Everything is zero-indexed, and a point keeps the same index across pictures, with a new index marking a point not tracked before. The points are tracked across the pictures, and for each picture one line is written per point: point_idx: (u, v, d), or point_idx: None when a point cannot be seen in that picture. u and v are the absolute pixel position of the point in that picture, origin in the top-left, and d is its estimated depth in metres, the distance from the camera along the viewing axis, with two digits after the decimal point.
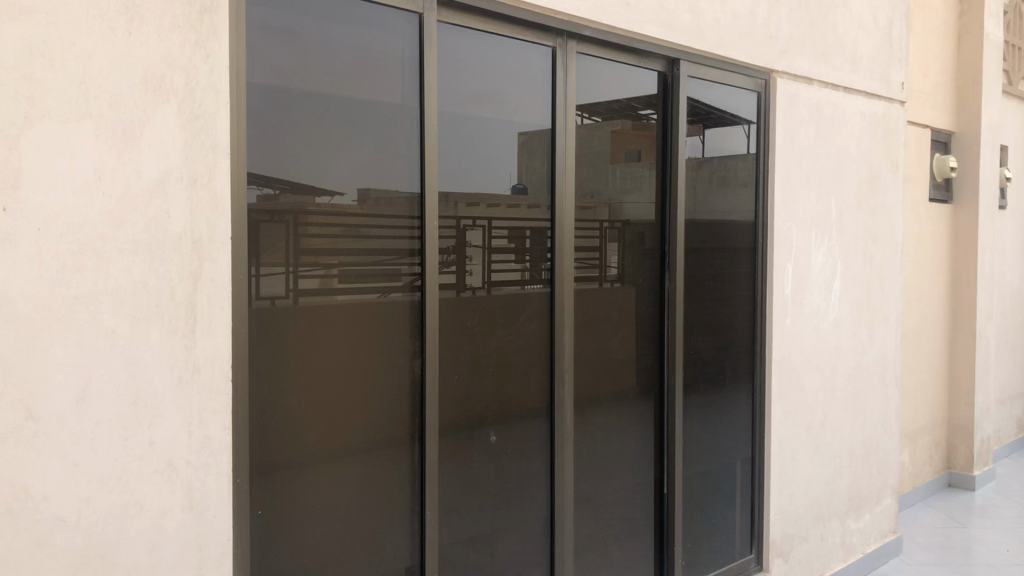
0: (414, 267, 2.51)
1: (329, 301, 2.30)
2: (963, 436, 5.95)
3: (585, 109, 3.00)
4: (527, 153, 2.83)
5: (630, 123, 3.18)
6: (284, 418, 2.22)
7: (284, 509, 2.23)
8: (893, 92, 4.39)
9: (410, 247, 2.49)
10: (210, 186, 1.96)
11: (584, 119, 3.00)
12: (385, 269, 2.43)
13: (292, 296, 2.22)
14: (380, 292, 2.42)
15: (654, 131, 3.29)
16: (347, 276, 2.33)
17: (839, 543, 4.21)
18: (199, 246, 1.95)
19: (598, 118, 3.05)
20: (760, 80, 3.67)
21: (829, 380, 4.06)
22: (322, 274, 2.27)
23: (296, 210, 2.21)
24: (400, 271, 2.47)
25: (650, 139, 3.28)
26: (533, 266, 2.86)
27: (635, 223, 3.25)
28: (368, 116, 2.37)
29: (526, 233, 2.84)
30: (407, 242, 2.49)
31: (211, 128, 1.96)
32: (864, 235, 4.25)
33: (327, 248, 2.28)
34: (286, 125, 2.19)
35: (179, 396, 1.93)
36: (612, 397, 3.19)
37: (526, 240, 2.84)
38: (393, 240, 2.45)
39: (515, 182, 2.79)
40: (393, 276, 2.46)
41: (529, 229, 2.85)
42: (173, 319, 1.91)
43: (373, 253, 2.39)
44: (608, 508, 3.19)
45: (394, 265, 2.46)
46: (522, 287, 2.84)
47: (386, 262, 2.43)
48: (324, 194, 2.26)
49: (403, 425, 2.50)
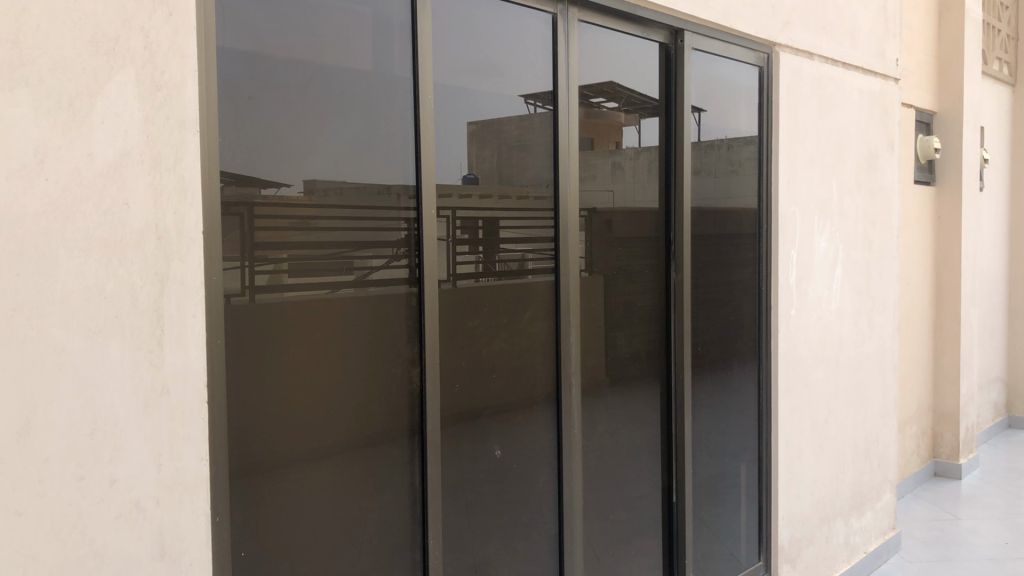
0: (370, 261, 2.10)
1: (283, 301, 1.91)
2: (949, 425, 5.82)
3: (537, 96, 2.56)
4: (476, 142, 2.37)
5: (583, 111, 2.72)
6: (267, 442, 1.90)
7: (267, 522, 1.91)
8: (889, 69, 4.18)
9: (359, 240, 2.07)
10: (177, 171, 1.63)
11: (532, 107, 2.55)
12: (340, 262, 2.02)
13: (248, 293, 1.85)
14: (330, 289, 2.00)
15: (619, 115, 2.86)
16: (297, 272, 1.93)
17: (843, 543, 4.00)
18: (166, 243, 1.62)
19: (547, 107, 2.60)
20: (762, 54, 3.41)
21: (831, 372, 3.84)
22: (272, 269, 1.88)
23: (247, 201, 1.83)
24: (351, 265, 2.05)
25: (616, 124, 2.86)
26: (488, 258, 2.42)
27: (602, 210, 2.81)
28: (356, 89, 2.04)
29: (479, 222, 2.39)
30: (362, 232, 2.08)
31: (177, 101, 1.63)
32: (863, 220, 4.04)
33: (276, 240, 1.89)
34: (264, 102, 1.86)
35: (146, 423, 1.60)
36: (620, 399, 2.93)
37: (479, 230, 2.39)
38: (348, 232, 2.04)
39: (466, 172, 2.34)
40: (345, 270, 2.03)
41: (481, 218, 2.39)
42: (136, 331, 1.58)
43: (332, 245, 2.00)
44: (618, 520, 2.94)
45: (349, 257, 2.04)
46: (479, 280, 2.41)
47: (340, 254, 2.02)
48: (270, 185, 1.87)
49: (401, 440, 2.19)
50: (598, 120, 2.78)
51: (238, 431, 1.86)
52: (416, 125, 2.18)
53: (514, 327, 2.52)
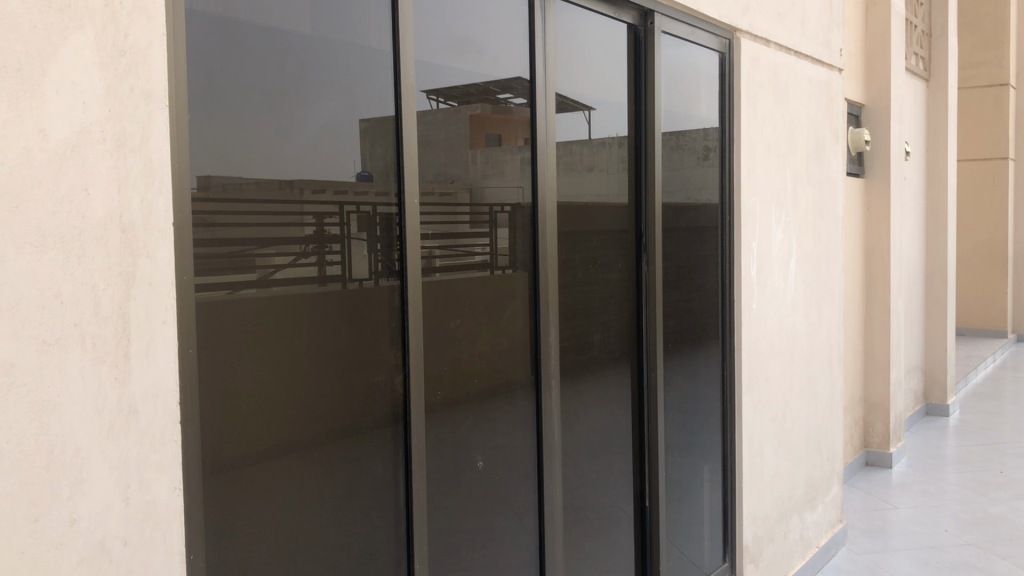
0: (274, 258, 1.70)
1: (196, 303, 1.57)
2: (879, 414, 5.90)
3: (440, 90, 2.15)
4: (373, 136, 1.95)
5: (490, 108, 2.32)
6: (244, 463, 1.68)
7: (238, 521, 1.68)
8: (835, 59, 4.15)
9: (263, 233, 1.69)
10: (143, 152, 1.39)
11: (435, 103, 2.13)
12: (239, 259, 1.65)
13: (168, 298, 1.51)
14: (231, 289, 1.64)
15: (526, 112, 2.45)
16: (206, 269, 1.59)
17: (799, 539, 3.95)
18: (131, 238, 1.38)
19: (454, 103, 2.19)
20: (724, 40, 3.31)
21: (788, 365, 3.78)
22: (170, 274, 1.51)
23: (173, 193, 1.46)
24: (253, 262, 1.67)
25: (523, 120, 2.44)
26: (388, 255, 2.02)
27: (521, 205, 2.45)
28: (331, 61, 1.83)
29: (379, 218, 1.99)
30: (264, 224, 1.69)
31: (142, 69, 1.39)
32: (814, 211, 3.99)
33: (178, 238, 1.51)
34: (238, 74, 1.65)
35: (111, 449, 1.35)
36: (593, 401, 2.79)
37: (378, 227, 1.99)
38: (249, 226, 1.66)
39: (360, 170, 1.92)
40: (245, 268, 1.66)
41: (383, 213, 2.00)
42: (98, 343, 1.33)
43: (236, 241, 1.64)
44: (593, 528, 2.79)
45: (248, 255, 1.66)
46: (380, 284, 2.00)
47: (240, 251, 1.65)
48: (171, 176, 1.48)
49: (384, 453, 2.01)
50: (506, 117, 2.38)
51: (221, 417, 1.64)
52: (398, 112, 2.00)
53: (437, 336, 2.18)
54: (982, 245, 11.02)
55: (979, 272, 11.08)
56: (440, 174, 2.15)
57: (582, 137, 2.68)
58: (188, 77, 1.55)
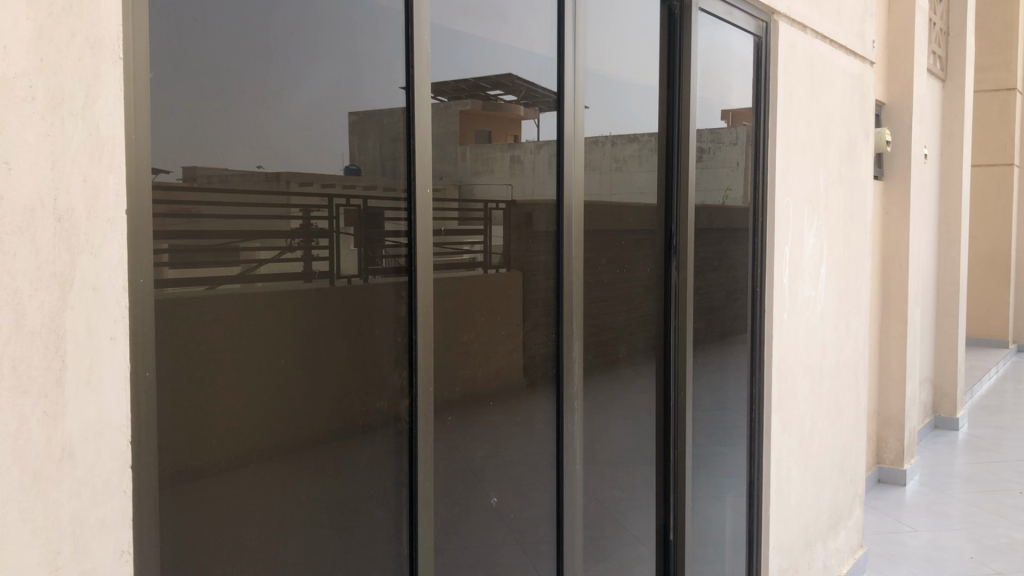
0: (264, 254, 1.40)
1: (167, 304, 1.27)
2: (893, 428, 5.62)
3: None
4: (377, 116, 1.65)
5: (479, 103, 1.93)
6: (213, 487, 1.36)
7: (200, 555, 1.35)
8: (870, 51, 3.86)
9: (253, 222, 1.38)
10: (87, 118, 1.07)
11: None
12: (227, 251, 1.34)
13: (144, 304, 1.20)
14: (215, 287, 1.33)
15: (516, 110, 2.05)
16: (178, 261, 1.28)
17: (822, 569, 3.65)
18: (70, 229, 1.05)
19: (443, 98, 1.82)
20: (760, 23, 3.01)
21: (816, 380, 3.49)
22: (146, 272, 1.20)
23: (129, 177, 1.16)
24: (243, 257, 1.37)
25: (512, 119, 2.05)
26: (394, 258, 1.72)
27: (521, 202, 2.09)
28: (330, 17, 1.51)
29: (384, 212, 1.68)
30: (254, 211, 1.39)
31: (87, 10, 1.07)
32: (845, 214, 3.69)
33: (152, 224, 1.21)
34: (215, 25, 1.32)
35: (36, 508, 1.03)
36: (613, 422, 2.49)
37: (384, 222, 1.68)
38: (240, 215, 1.36)
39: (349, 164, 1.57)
40: (235, 264, 1.35)
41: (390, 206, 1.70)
42: (21, 368, 1.01)
43: (224, 228, 1.34)
44: (610, 564, 2.50)
45: (239, 247, 1.36)
46: (386, 291, 1.70)
47: (228, 243, 1.34)
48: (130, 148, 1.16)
49: (383, 488, 1.69)
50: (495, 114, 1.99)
51: (189, 418, 1.32)
52: (409, 101, 1.71)
53: (446, 349, 1.88)
54: (985, 253, 10.77)
55: (980, 281, 10.85)
56: (444, 164, 1.84)
57: (608, 125, 2.40)
58: (149, 3, 1.23)
